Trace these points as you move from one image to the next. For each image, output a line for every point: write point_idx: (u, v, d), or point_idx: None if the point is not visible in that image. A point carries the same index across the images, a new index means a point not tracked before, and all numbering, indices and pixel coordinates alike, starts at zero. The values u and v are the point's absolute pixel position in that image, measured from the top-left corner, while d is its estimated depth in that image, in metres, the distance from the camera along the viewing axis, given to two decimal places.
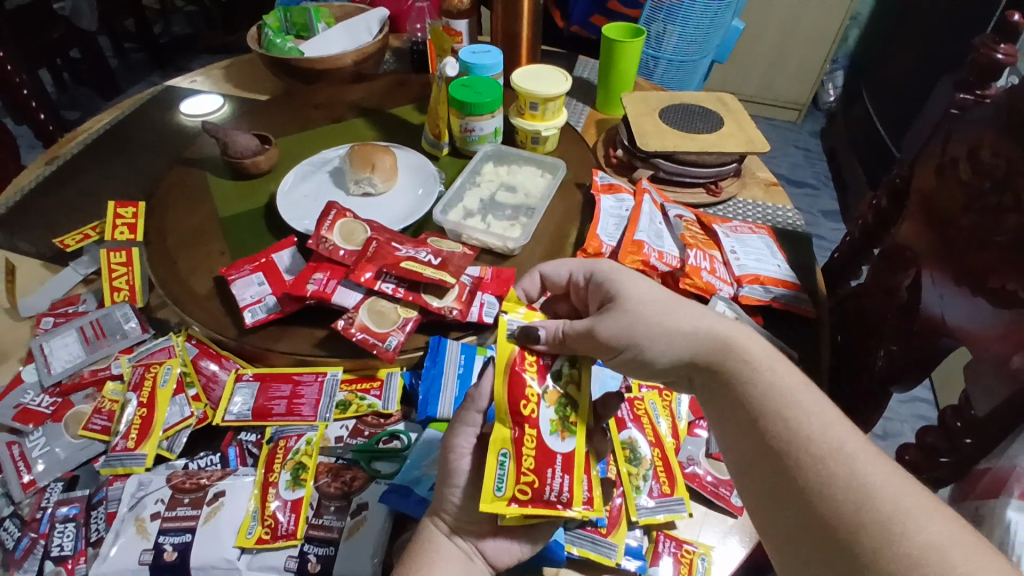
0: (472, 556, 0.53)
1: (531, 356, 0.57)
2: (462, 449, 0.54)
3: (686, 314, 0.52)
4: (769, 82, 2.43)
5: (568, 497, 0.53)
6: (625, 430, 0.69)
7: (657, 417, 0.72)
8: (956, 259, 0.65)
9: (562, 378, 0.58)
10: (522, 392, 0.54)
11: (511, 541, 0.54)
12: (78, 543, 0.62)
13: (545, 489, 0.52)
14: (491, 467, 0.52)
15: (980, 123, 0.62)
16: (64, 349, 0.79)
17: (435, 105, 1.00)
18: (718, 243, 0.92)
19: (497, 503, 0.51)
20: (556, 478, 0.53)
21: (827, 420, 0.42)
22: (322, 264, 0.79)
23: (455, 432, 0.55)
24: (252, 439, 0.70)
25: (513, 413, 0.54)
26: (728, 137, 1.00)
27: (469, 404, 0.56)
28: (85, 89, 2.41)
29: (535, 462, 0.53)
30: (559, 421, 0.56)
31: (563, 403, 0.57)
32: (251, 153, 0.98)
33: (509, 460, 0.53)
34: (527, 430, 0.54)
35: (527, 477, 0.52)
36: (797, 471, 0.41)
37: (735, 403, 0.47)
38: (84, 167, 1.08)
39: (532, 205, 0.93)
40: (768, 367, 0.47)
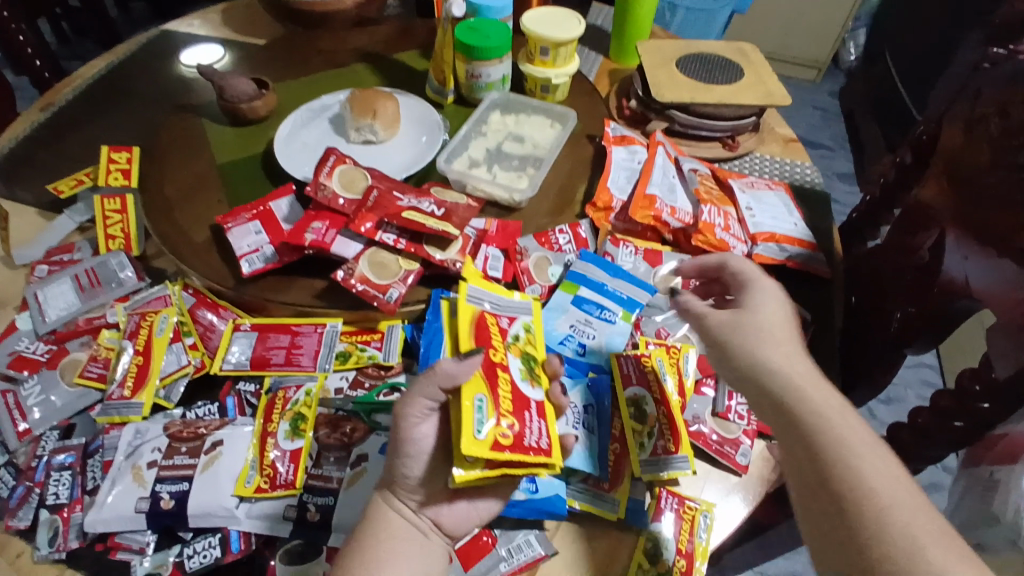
0: (426, 531, 0.53)
1: (492, 322, 0.62)
2: (415, 420, 0.53)
3: (780, 345, 0.52)
4: (788, 39, 2.33)
5: (547, 446, 0.54)
6: (631, 388, 0.67)
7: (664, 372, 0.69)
8: (981, 220, 0.62)
9: (521, 340, 0.63)
10: (489, 344, 0.59)
11: (469, 505, 0.56)
12: (74, 491, 0.61)
13: (524, 433, 0.54)
14: (467, 411, 0.51)
15: (1012, 77, 0.59)
16: (59, 297, 0.77)
17: (440, 49, 0.95)
18: (733, 199, 0.88)
19: (478, 446, 0.50)
20: (534, 422, 0.55)
21: (885, 473, 0.43)
22: (322, 213, 0.76)
23: (411, 398, 0.53)
24: (251, 388, 0.69)
25: (485, 362, 0.57)
26: (747, 89, 0.95)
27: (435, 378, 0.52)
28: (88, 42, 2.30)
29: (513, 405, 0.55)
30: (526, 371, 0.60)
31: (526, 357, 0.61)
32: (247, 98, 0.94)
33: (486, 403, 0.53)
34: (500, 375, 0.57)
35: (508, 418, 0.54)
36: (845, 510, 0.42)
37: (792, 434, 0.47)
38: (80, 113, 1.04)
39: (540, 156, 0.90)
40: (835, 411, 0.46)
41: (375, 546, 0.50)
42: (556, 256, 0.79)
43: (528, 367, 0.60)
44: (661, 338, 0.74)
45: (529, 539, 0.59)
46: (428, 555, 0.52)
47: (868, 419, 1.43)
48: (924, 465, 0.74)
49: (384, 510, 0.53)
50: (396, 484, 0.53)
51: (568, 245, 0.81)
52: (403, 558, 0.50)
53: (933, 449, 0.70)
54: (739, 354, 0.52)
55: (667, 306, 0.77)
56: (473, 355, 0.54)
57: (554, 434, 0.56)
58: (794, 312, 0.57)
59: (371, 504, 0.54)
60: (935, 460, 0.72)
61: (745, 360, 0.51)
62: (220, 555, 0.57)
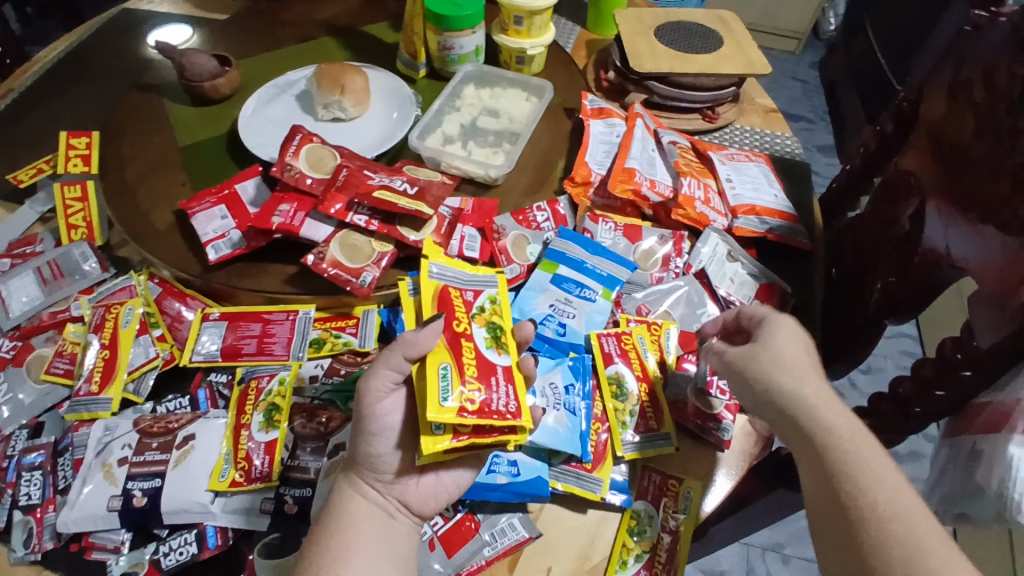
0: (392, 512, 0.52)
1: (455, 293, 0.59)
2: (378, 394, 0.51)
3: (802, 375, 0.50)
4: (770, 9, 2.29)
5: (516, 408, 0.52)
6: (613, 365, 0.67)
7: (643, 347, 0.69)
8: (963, 189, 0.61)
9: (487, 311, 0.60)
10: (450, 314, 0.57)
11: (437, 479, 0.54)
12: (46, 491, 0.59)
13: (491, 398, 0.52)
14: (432, 379, 0.50)
15: (996, 41, 0.58)
16: (21, 291, 0.74)
17: (409, 19, 0.91)
18: (714, 171, 0.87)
19: (446, 413, 0.49)
20: (500, 387, 0.53)
21: (906, 504, 0.43)
22: (289, 195, 0.73)
23: (376, 372, 0.51)
24: (223, 379, 0.67)
25: (447, 332, 0.55)
26: (727, 58, 0.92)
27: (399, 348, 0.51)
28: (51, 22, 2.12)
29: (478, 371, 0.53)
30: (493, 339, 0.57)
31: (492, 325, 0.59)
32: (210, 76, 0.90)
33: (451, 371, 0.52)
34: (464, 345, 0.55)
35: (473, 384, 0.52)
36: (866, 542, 0.42)
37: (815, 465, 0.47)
38: (36, 96, 0.98)
39: (516, 131, 0.87)
40: (858, 443, 0.46)
41: (341, 534, 0.49)
42: (535, 234, 0.78)
43: (494, 335, 0.58)
44: (641, 315, 0.73)
45: (513, 522, 0.59)
46: (394, 537, 0.51)
47: (848, 389, 1.45)
48: (906, 435, 0.74)
49: (349, 496, 0.51)
50: (361, 466, 0.52)
51: (546, 223, 0.79)
52: (369, 542, 0.49)
53: (915, 419, 0.69)
54: (759, 383, 0.51)
55: (646, 282, 0.77)
56: (433, 322, 0.52)
57: (524, 399, 0.54)
58: (811, 342, 0.55)
59: (336, 490, 0.52)
60: (917, 430, 0.72)
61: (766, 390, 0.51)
62: (197, 552, 0.56)
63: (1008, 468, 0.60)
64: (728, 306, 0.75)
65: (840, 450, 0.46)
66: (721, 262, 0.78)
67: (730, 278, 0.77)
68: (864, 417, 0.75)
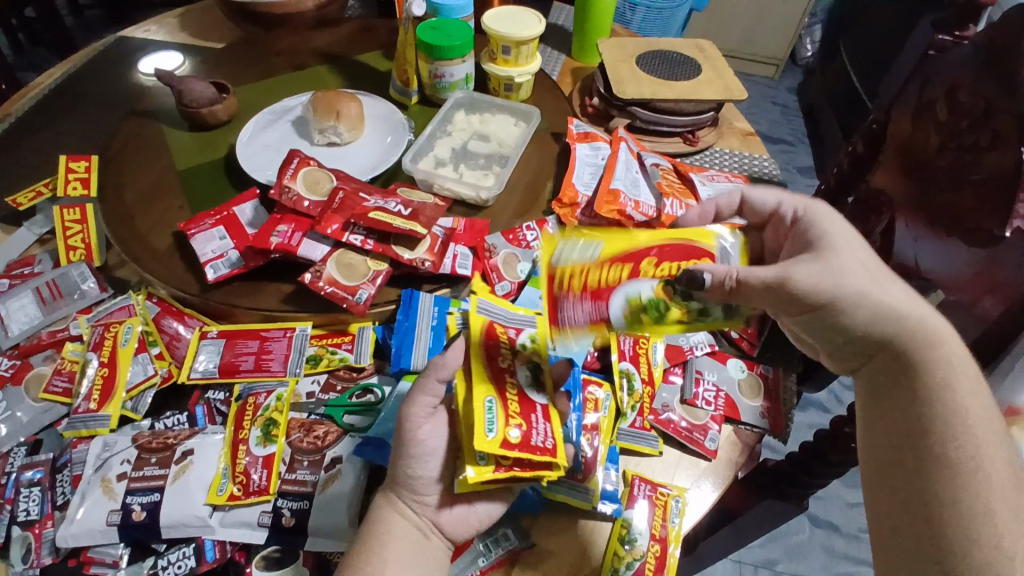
0: (427, 531, 0.53)
1: (500, 329, 0.58)
2: (418, 419, 0.53)
3: (897, 295, 0.48)
4: (749, 37, 2.37)
5: (553, 446, 0.51)
6: (616, 288, 0.55)
7: (580, 249, 0.57)
8: (929, 203, 0.64)
9: (528, 349, 0.58)
10: (497, 350, 0.56)
11: (469, 508, 0.55)
12: (44, 507, 0.59)
13: (531, 432, 0.51)
14: (478, 410, 0.50)
15: (958, 62, 0.62)
16: (21, 311, 0.74)
17: (402, 48, 0.95)
18: (696, 192, 0.89)
19: (492, 444, 0.48)
20: (540, 423, 0.52)
21: (993, 451, 0.39)
22: (286, 216, 0.75)
23: (415, 398, 0.54)
24: (220, 397, 0.68)
25: (491, 370, 0.54)
26: (705, 84, 0.97)
27: (432, 372, 0.55)
28: (42, 50, 2.14)
29: (520, 408, 0.52)
30: (533, 379, 0.56)
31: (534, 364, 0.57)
32: (207, 102, 0.92)
33: (497, 406, 0.51)
34: (507, 380, 0.54)
35: (515, 420, 0.51)
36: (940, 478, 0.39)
37: (900, 399, 0.44)
38: (33, 121, 1.00)
39: (505, 154, 0.90)
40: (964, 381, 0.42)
41: (379, 550, 0.50)
42: (524, 253, 0.80)
43: (535, 373, 0.56)
44: None
45: (506, 532, 0.60)
46: (427, 556, 0.52)
47: (834, 403, 1.48)
48: None
49: (388, 513, 0.53)
50: (401, 488, 0.53)
51: (536, 242, 0.82)
52: (405, 560, 0.50)
53: None
54: (852, 310, 0.48)
55: None
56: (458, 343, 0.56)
57: (561, 437, 0.52)
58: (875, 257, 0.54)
59: (374, 507, 0.54)
60: None
61: (856, 321, 0.48)
62: (195, 565, 0.57)
63: None
64: None
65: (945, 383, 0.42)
66: None
67: None
68: None
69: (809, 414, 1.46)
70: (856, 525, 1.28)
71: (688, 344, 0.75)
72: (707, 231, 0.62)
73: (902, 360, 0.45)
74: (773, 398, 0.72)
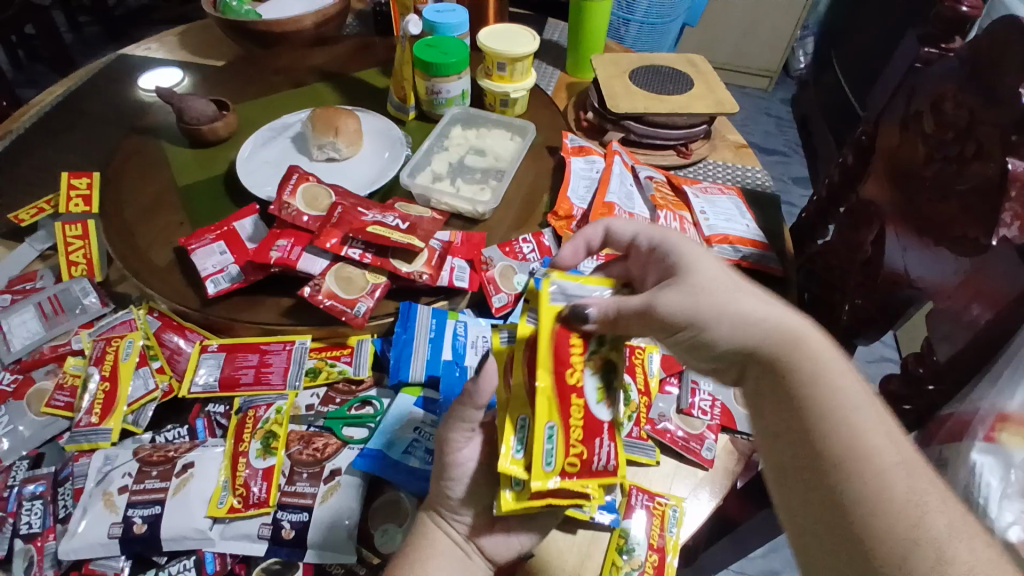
0: (468, 552, 0.53)
1: (575, 335, 0.49)
2: (457, 443, 0.53)
3: (752, 300, 0.46)
4: (741, 50, 2.41)
5: (614, 467, 0.49)
6: (593, 414, 0.49)
7: (547, 446, 0.47)
8: (917, 212, 0.65)
9: (604, 346, 0.50)
10: (568, 361, 0.48)
11: (508, 535, 0.54)
12: (46, 520, 0.60)
13: (592, 459, 0.48)
14: (539, 441, 0.47)
15: (943, 75, 0.63)
16: (23, 326, 0.75)
17: (400, 66, 0.97)
18: (688, 204, 0.92)
19: (549, 480, 0.47)
20: (602, 448, 0.49)
21: (881, 441, 0.40)
22: (286, 231, 0.76)
23: (451, 424, 0.53)
24: (220, 410, 0.69)
25: (559, 386, 0.48)
26: (697, 98, 0.99)
27: (466, 401, 0.51)
28: (41, 66, 2.16)
29: (583, 434, 0.48)
30: (605, 389, 0.50)
31: (607, 369, 0.51)
32: (208, 119, 0.94)
33: (557, 433, 0.47)
34: (574, 403, 0.48)
35: (576, 450, 0.48)
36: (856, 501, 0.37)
37: (791, 423, 0.42)
38: (35, 138, 1.01)
39: (501, 168, 0.92)
40: (835, 381, 0.42)
41: (422, 562, 0.51)
42: (521, 265, 0.81)
43: (608, 381, 0.50)
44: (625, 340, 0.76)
45: None
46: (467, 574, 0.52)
47: None
48: None
49: (433, 529, 0.53)
50: (442, 504, 0.54)
51: (532, 254, 0.83)
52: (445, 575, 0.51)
53: None
54: (716, 331, 0.45)
55: None
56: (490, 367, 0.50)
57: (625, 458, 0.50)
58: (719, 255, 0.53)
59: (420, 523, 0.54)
60: None
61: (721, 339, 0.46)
62: None
63: None
64: None
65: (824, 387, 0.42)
66: None
67: None
68: None
69: None
70: None
71: None
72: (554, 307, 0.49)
73: (780, 375, 0.44)
74: None
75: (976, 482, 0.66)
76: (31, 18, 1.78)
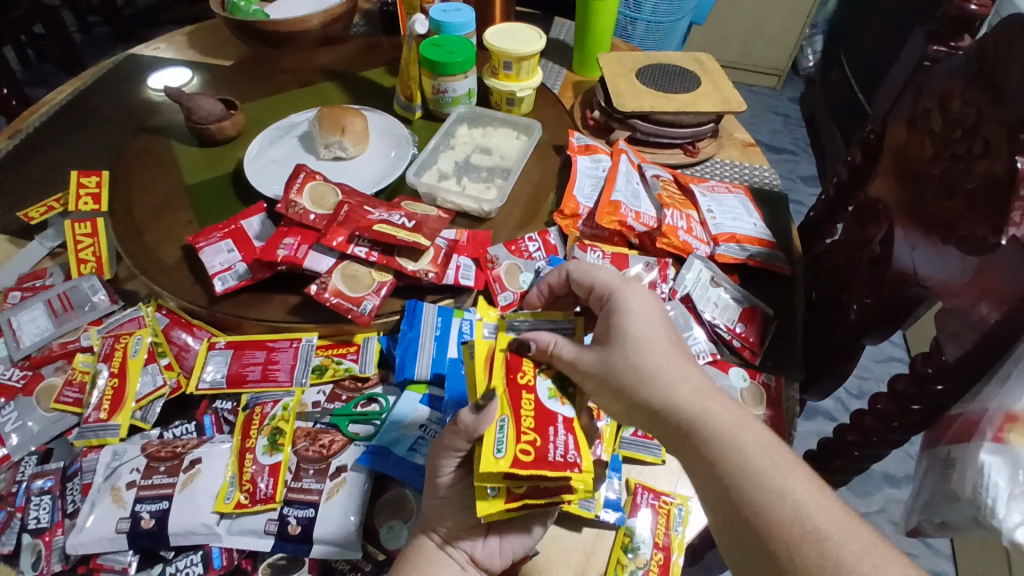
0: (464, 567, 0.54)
1: (527, 362, 0.56)
2: (445, 468, 0.53)
3: (665, 370, 0.49)
4: (748, 49, 2.40)
5: (575, 458, 0.52)
6: (544, 408, 0.54)
7: (499, 435, 0.51)
8: (924, 211, 0.65)
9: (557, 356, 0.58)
10: (518, 365, 0.56)
11: (501, 540, 0.56)
12: (54, 515, 0.60)
13: (547, 449, 0.51)
14: (491, 432, 0.51)
15: (950, 73, 0.62)
16: (32, 323, 0.76)
17: (406, 65, 0.97)
18: (695, 203, 0.92)
19: (500, 465, 0.50)
20: (557, 437, 0.52)
21: (784, 485, 0.42)
22: (293, 229, 0.77)
23: (440, 449, 0.52)
24: (228, 406, 0.69)
25: (510, 383, 0.55)
26: (703, 97, 0.98)
27: (458, 432, 0.51)
28: (50, 66, 2.18)
29: (535, 423, 0.53)
30: (558, 388, 0.56)
31: (560, 374, 0.57)
32: (216, 118, 0.94)
33: (509, 424, 0.52)
34: (524, 396, 0.54)
35: (528, 437, 0.51)
36: (771, 560, 0.40)
37: (711, 486, 0.45)
38: (44, 137, 1.02)
39: (507, 167, 0.92)
40: (733, 438, 0.45)
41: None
42: (527, 263, 0.81)
43: (561, 384, 0.57)
44: None
45: None
46: None
47: (839, 411, 1.48)
48: (889, 449, 0.76)
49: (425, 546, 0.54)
50: (430, 523, 0.55)
51: (538, 252, 0.83)
52: None
53: (896, 431, 0.72)
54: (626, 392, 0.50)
55: None
56: (490, 405, 0.51)
57: (585, 451, 0.53)
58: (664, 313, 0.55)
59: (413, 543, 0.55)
60: (899, 443, 0.75)
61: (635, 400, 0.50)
62: (203, 572, 0.58)
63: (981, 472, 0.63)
64: (713, 329, 0.79)
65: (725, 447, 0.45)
66: (705, 287, 0.82)
67: (713, 301, 0.81)
68: (848, 432, 0.78)
69: (816, 423, 1.45)
70: None
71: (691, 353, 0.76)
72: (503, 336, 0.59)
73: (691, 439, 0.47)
74: (777, 406, 0.73)
75: (983, 482, 0.63)
76: (41, 18, 1.79)
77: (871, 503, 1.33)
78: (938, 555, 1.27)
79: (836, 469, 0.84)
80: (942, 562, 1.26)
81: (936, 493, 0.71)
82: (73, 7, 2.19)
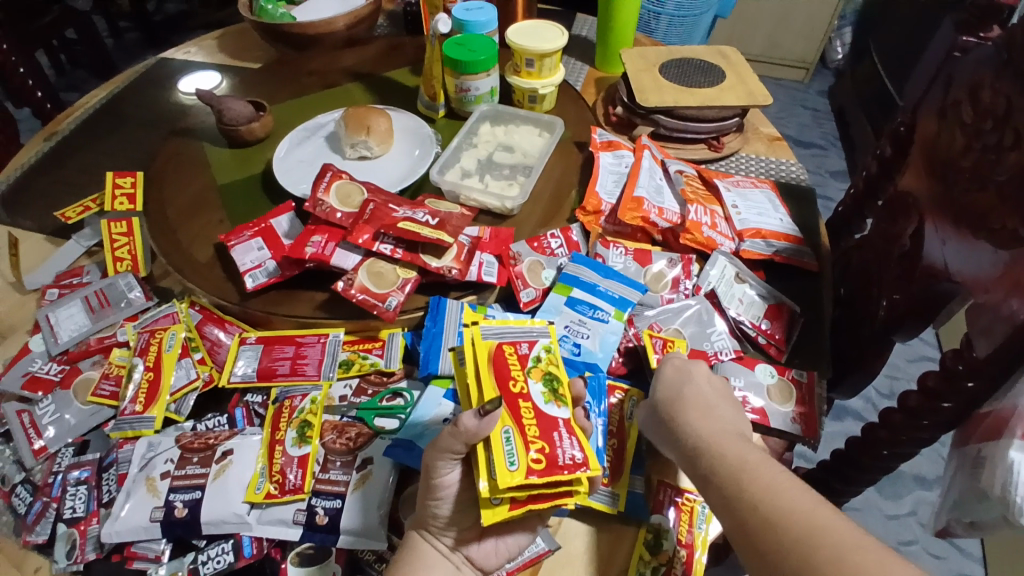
0: (458, 565, 0.56)
1: (509, 350, 0.62)
2: (445, 468, 0.54)
3: (690, 412, 0.58)
4: (775, 41, 2.35)
5: (582, 457, 0.54)
6: (543, 413, 0.57)
7: (507, 448, 0.53)
8: (955, 203, 0.63)
9: (543, 361, 0.62)
10: (506, 373, 0.59)
11: (497, 541, 0.57)
12: (90, 505, 0.63)
13: (555, 453, 0.54)
14: (497, 443, 0.53)
15: (980, 62, 0.61)
16: (70, 319, 0.79)
17: (429, 65, 0.99)
18: (719, 198, 0.91)
19: (513, 477, 0.51)
20: (564, 440, 0.55)
21: (761, 482, 0.49)
22: (321, 227, 0.78)
23: (439, 449, 0.53)
24: (258, 400, 0.71)
25: (505, 393, 0.57)
26: (728, 91, 0.97)
27: (459, 434, 0.51)
28: (83, 71, 2.24)
29: (540, 430, 0.55)
30: (551, 393, 0.59)
31: (549, 378, 0.60)
32: (245, 120, 0.97)
33: (514, 435, 0.54)
34: (522, 405, 0.57)
35: (536, 445, 0.54)
36: (745, 533, 0.47)
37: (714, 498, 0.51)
38: (81, 141, 1.06)
39: (530, 164, 0.92)
40: (726, 455, 0.53)
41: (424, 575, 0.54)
42: (549, 260, 0.82)
43: (552, 388, 0.60)
44: (653, 331, 0.77)
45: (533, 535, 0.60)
46: None
47: (868, 410, 1.45)
48: (918, 447, 0.75)
49: (422, 543, 0.56)
50: (429, 522, 0.55)
51: (560, 249, 0.84)
52: None
53: (925, 429, 0.70)
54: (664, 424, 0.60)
55: (657, 303, 0.80)
56: (494, 409, 0.51)
57: (589, 449, 0.56)
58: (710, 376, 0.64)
59: (410, 536, 0.56)
60: (928, 441, 0.73)
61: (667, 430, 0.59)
62: (233, 560, 0.59)
63: (1009, 471, 0.61)
64: (737, 325, 0.79)
65: (707, 464, 0.53)
66: (729, 283, 0.82)
67: (738, 298, 0.80)
68: (877, 430, 0.76)
69: (843, 423, 1.42)
70: (896, 538, 1.25)
71: (713, 349, 0.76)
72: (485, 344, 0.62)
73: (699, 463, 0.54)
74: (805, 404, 0.71)
75: (1013, 480, 0.61)
76: (73, 24, 1.85)
77: (901, 505, 1.30)
78: (968, 558, 1.24)
79: (864, 468, 0.82)
80: (974, 566, 1.23)
81: (966, 493, 0.70)
82: (105, 13, 2.25)
